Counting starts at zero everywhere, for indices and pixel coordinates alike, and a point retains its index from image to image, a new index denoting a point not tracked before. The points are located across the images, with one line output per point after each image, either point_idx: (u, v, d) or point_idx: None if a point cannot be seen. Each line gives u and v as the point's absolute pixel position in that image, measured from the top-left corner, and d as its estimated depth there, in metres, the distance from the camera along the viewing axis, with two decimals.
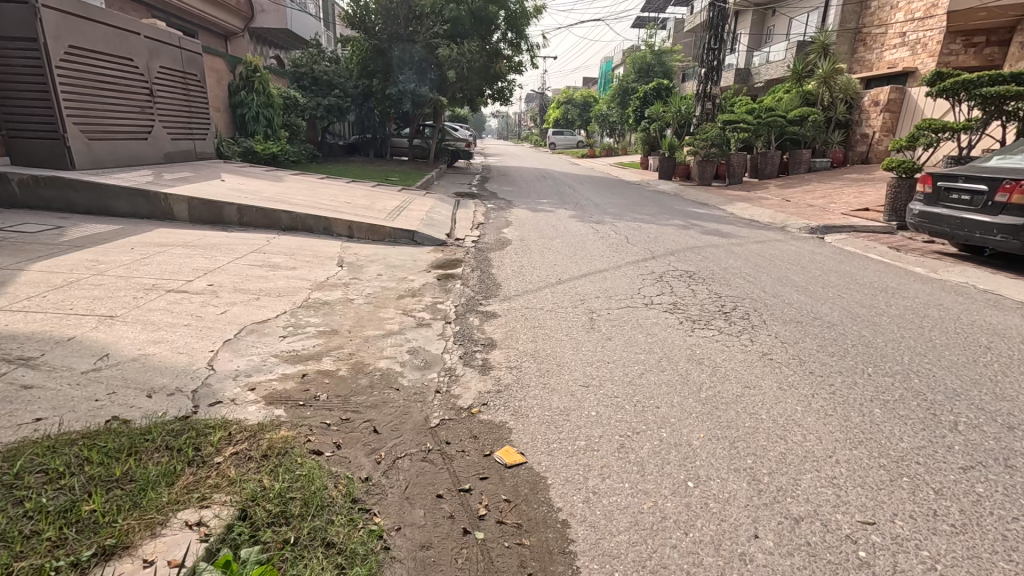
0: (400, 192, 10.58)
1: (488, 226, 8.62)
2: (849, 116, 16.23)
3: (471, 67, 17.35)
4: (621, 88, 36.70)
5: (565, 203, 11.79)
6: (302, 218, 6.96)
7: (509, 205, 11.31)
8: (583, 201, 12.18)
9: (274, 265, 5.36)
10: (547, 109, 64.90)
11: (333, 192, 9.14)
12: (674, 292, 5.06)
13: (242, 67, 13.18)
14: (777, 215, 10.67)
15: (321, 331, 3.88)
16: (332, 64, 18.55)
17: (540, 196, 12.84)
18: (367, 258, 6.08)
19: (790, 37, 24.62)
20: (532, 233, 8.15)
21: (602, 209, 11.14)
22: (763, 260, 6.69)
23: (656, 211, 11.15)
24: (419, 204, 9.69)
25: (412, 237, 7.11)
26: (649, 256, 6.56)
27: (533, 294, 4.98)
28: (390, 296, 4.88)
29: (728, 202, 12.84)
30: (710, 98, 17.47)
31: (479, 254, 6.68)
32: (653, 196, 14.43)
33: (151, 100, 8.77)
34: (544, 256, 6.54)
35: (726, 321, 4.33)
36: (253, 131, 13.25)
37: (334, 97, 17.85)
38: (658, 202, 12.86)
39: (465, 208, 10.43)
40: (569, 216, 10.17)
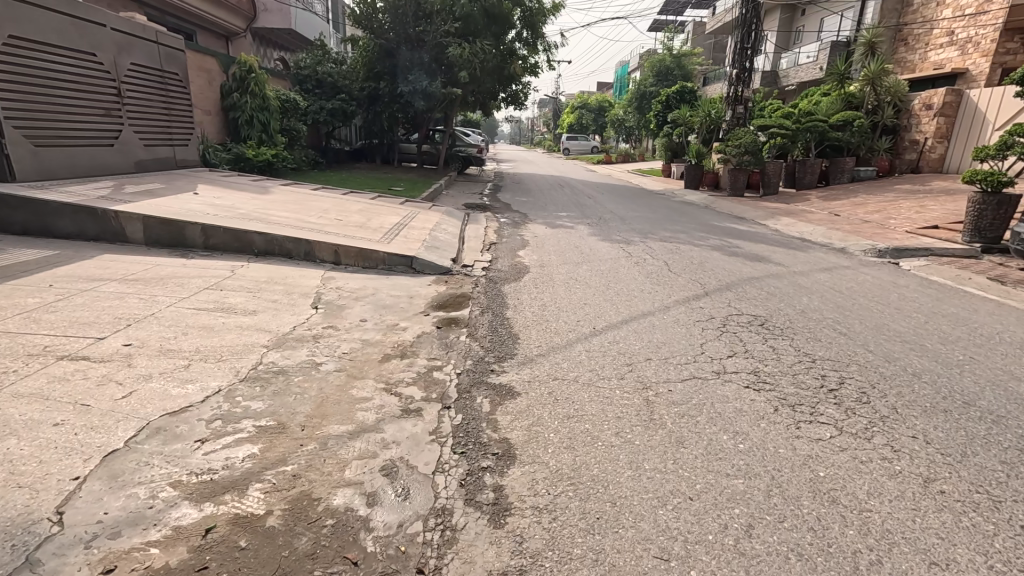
0: (403, 205, 9.44)
1: (500, 248, 7.42)
2: (896, 121, 14.83)
3: (483, 68, 16.21)
4: (638, 92, 35.43)
5: (587, 217, 10.56)
6: (279, 241, 5.80)
7: (525, 220, 10.11)
8: (607, 213, 10.97)
9: (229, 308, 4.19)
10: (559, 113, 63.77)
11: (324, 206, 7.99)
12: (751, 355, 3.77)
13: (235, 67, 12.13)
14: (832, 233, 9.34)
15: (260, 429, 2.67)
16: (337, 65, 17.54)
17: (559, 208, 11.63)
18: (352, 295, 4.91)
19: (821, 38, 23.21)
20: (553, 257, 6.94)
21: (629, 223, 9.91)
22: (842, 296, 5.40)
23: (691, 227, 9.88)
24: (423, 219, 8.52)
25: (411, 264, 5.93)
26: (701, 291, 5.31)
27: (561, 355, 3.74)
28: (372, 355, 3.67)
29: (768, 216, 11.53)
30: (742, 101, 16.14)
31: (491, 287, 5.49)
32: (682, 207, 13.16)
33: (120, 101, 7.70)
34: (570, 291, 5.33)
35: (840, 408, 3.06)
36: (247, 136, 12.20)
37: (339, 101, 16.85)
38: (689, 215, 11.59)
39: (475, 224, 9.26)
40: (593, 233, 8.95)
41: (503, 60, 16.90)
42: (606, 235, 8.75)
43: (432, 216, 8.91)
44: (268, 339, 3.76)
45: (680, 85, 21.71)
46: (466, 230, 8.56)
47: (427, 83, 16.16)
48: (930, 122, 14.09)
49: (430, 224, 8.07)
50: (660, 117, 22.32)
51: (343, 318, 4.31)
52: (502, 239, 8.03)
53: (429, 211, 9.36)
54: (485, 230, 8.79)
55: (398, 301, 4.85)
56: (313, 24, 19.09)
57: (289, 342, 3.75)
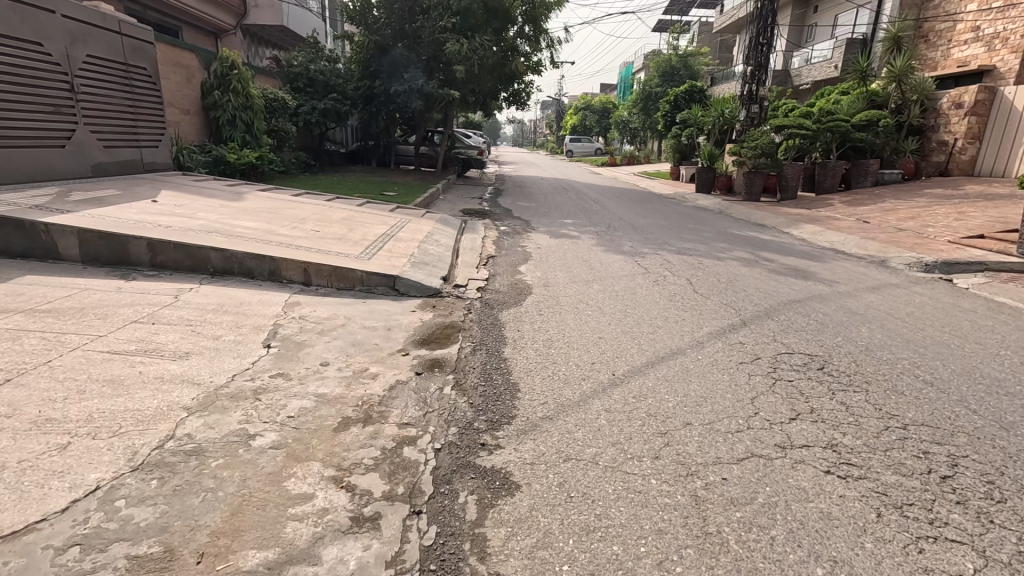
0: (393, 212, 8.59)
1: (499, 262, 6.57)
2: (922, 120, 13.95)
3: (483, 65, 15.36)
4: (644, 92, 34.61)
5: (595, 224, 9.69)
6: (238, 258, 4.95)
7: (527, 228, 9.25)
8: (616, 220, 10.12)
9: (154, 350, 3.34)
10: (562, 116, 63.00)
11: (303, 214, 7.15)
12: (823, 420, 2.88)
13: (217, 64, 11.31)
14: (866, 243, 8.46)
15: (135, 562, 1.81)
16: (331, 63, 16.74)
17: (564, 214, 10.77)
18: (317, 327, 4.05)
19: (836, 35, 22.35)
20: (559, 273, 6.08)
21: (641, 231, 9.07)
22: (906, 325, 4.52)
23: (710, 236, 9.01)
24: (414, 227, 7.67)
25: (393, 285, 5.07)
26: (737, 322, 4.43)
27: (573, 419, 2.86)
28: (326, 420, 2.80)
29: (790, 222, 10.66)
30: (758, 100, 15.25)
31: (486, 314, 4.62)
32: (695, 213, 12.28)
33: (73, 98, 6.88)
34: (580, 320, 4.45)
35: (967, 512, 2.18)
36: (229, 137, 11.38)
37: (332, 100, 16.05)
38: (704, 221, 10.73)
39: (472, 233, 8.41)
40: (603, 243, 8.09)
41: (504, 57, 16.06)
42: (616, 245, 7.89)
43: (425, 224, 8.06)
44: (192, 397, 2.89)
45: (690, 83, 20.79)
46: (461, 241, 7.70)
47: (424, 82, 15.34)
48: (960, 121, 13.19)
49: (421, 234, 7.22)
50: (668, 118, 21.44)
51: (300, 361, 3.45)
52: (502, 251, 7.20)
53: (421, 219, 8.52)
54: (482, 240, 7.91)
55: (373, 335, 3.99)
56: (306, 21, 18.31)
57: (221, 400, 2.88)
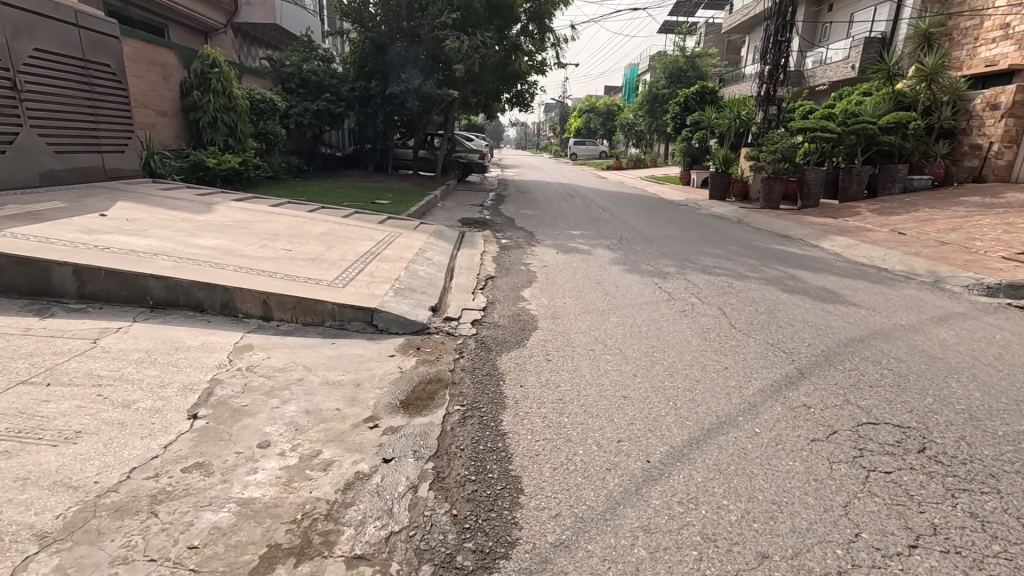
0: (383, 224, 7.76)
1: (498, 285, 5.73)
2: (954, 122, 13.04)
3: (485, 64, 14.54)
4: (651, 94, 33.78)
5: (605, 236, 8.84)
6: (184, 288, 4.11)
7: (530, 241, 8.41)
8: (628, 231, 9.27)
9: (31, 431, 2.48)
10: (566, 118, 62.25)
11: (276, 229, 6.32)
12: (958, 552, 2.01)
13: (197, 62, 10.51)
14: (910, 259, 7.58)
15: None
16: (325, 64, 15.97)
17: (572, 225, 9.92)
18: (265, 383, 3.21)
19: (852, 34, 21.47)
20: (570, 299, 5.23)
21: (657, 244, 8.21)
22: (1004, 376, 3.64)
23: (733, 249, 8.14)
24: (404, 242, 6.84)
25: (370, 321, 4.23)
26: (794, 374, 3.56)
27: (601, 551, 2.00)
28: (241, 553, 1.94)
29: (817, 233, 9.80)
30: (776, 101, 14.38)
31: (480, 360, 3.76)
32: (712, 221, 11.42)
33: (15, 96, 6.07)
34: (597, 370, 3.59)
35: None
36: (210, 140, 10.58)
37: (325, 102, 15.27)
38: (723, 232, 9.87)
39: (469, 248, 7.58)
40: (615, 259, 7.23)
41: (506, 56, 15.25)
42: (631, 262, 7.03)
43: (417, 238, 7.22)
44: (56, 514, 2.03)
45: (700, 84, 19.88)
46: (457, 258, 6.86)
47: (422, 82, 14.54)
48: (996, 124, 12.26)
49: (411, 250, 6.40)
50: (677, 120, 20.57)
51: (228, 442, 2.59)
52: (502, 271, 6.35)
53: (413, 231, 7.70)
54: (480, 256, 7.07)
55: (335, 395, 3.14)
56: (300, 19, 17.52)
57: (97, 518, 2.02)
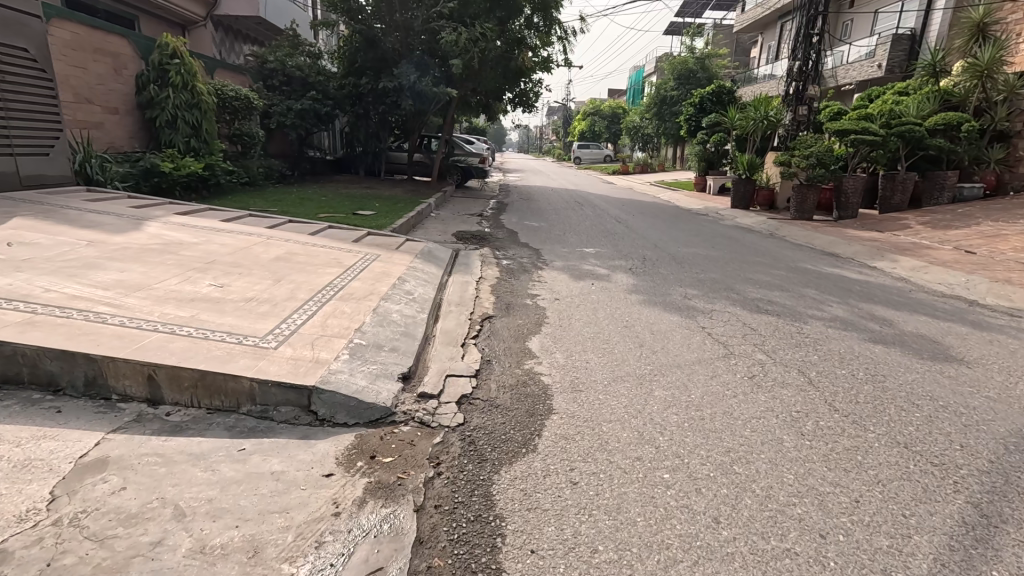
0: (360, 243, 6.42)
1: (497, 331, 4.38)
2: (1010, 124, 11.68)
3: (485, 60, 13.22)
4: (659, 96, 32.51)
5: (624, 256, 7.50)
6: (29, 359, 2.76)
7: (536, 262, 7.05)
8: (651, 249, 7.94)
9: None
10: (569, 122, 61.02)
11: (216, 253, 5.00)
12: None
13: (155, 53, 9.19)
14: (1001, 287, 6.24)
15: None
16: (311, 59, 14.69)
17: (585, 241, 8.57)
18: (89, 559, 1.85)
19: (878, 31, 20.19)
20: (596, 356, 3.89)
21: (689, 266, 6.87)
22: None
23: (781, 272, 6.80)
24: (381, 267, 5.50)
25: (307, 407, 2.87)
26: (986, 520, 2.19)
27: None
28: None
29: (870, 251, 8.44)
30: (806, 101, 12.99)
31: (467, 485, 2.41)
32: (742, 235, 10.08)
33: None
34: (656, 514, 2.22)
35: None
36: (170, 142, 9.26)
37: (310, 101, 13.98)
38: (759, 249, 8.53)
39: (462, 272, 6.24)
40: (641, 287, 5.87)
41: (509, 51, 13.95)
42: (662, 291, 5.68)
43: (397, 261, 5.88)
44: None
45: (717, 83, 18.49)
46: (447, 289, 5.53)
47: (416, 79, 13.24)
48: None
49: (387, 279, 5.06)
50: (692, 123, 19.19)
51: None
52: (502, 308, 5.01)
53: (395, 251, 6.35)
54: (475, 286, 5.72)
55: None
56: (285, 11, 16.21)
57: None
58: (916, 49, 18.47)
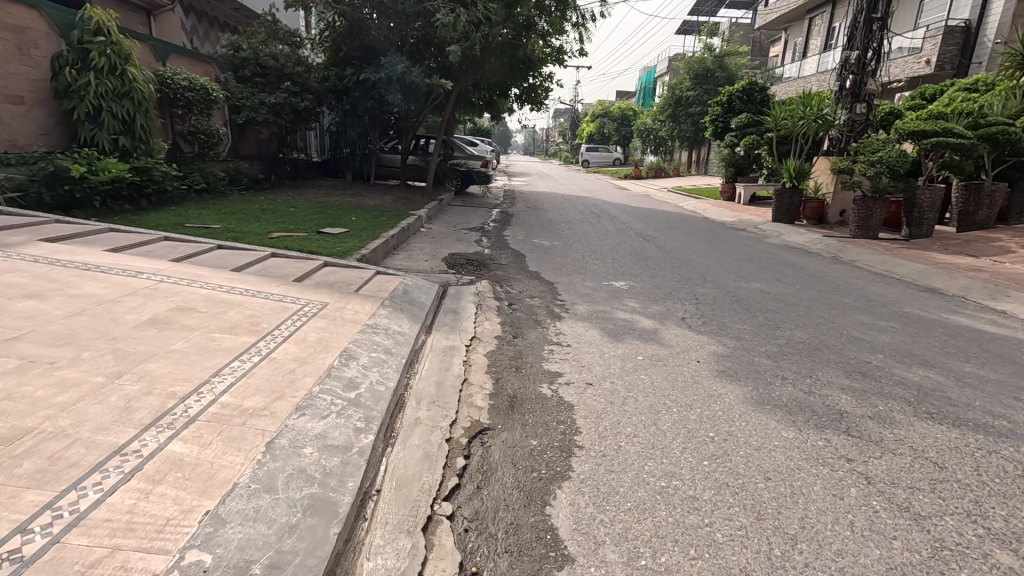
0: (306, 283, 4.54)
1: (495, 476, 2.46)
2: None
3: (487, 47, 11.31)
4: (674, 97, 30.67)
5: (670, 295, 5.60)
6: None
7: (550, 307, 5.14)
8: (702, 284, 6.05)
9: None
10: (577, 125, 58.95)
11: (46, 315, 3.12)
12: None
13: (75, 29, 7.33)
14: None
15: None
16: (290, 48, 12.88)
17: (612, 271, 6.66)
18: None
19: (924, 24, 18.31)
20: (695, 559, 1.98)
21: (765, 315, 4.97)
22: None
23: (896, 325, 4.87)
24: (317, 331, 3.58)
25: None
26: None
27: None
28: None
29: (984, 287, 6.51)
30: (864, 97, 11.05)
31: None
32: (803, 260, 8.15)
33: None
34: None
35: None
36: (92, 140, 7.41)
37: (285, 94, 12.15)
38: (837, 282, 6.65)
39: (446, 329, 4.32)
40: (713, 358, 3.96)
41: (516, 37, 11.92)
42: (747, 368, 3.76)
43: (350, 316, 3.97)
44: None
45: (749, 79, 16.39)
46: (420, 365, 3.62)
47: (408, 69, 11.41)
48: None
49: (318, 359, 3.16)
50: (718, 124, 17.12)
51: None
52: (504, 409, 3.11)
53: (352, 295, 4.48)
54: (464, 356, 3.80)
55: None
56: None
57: None
58: (971, 43, 16.53)
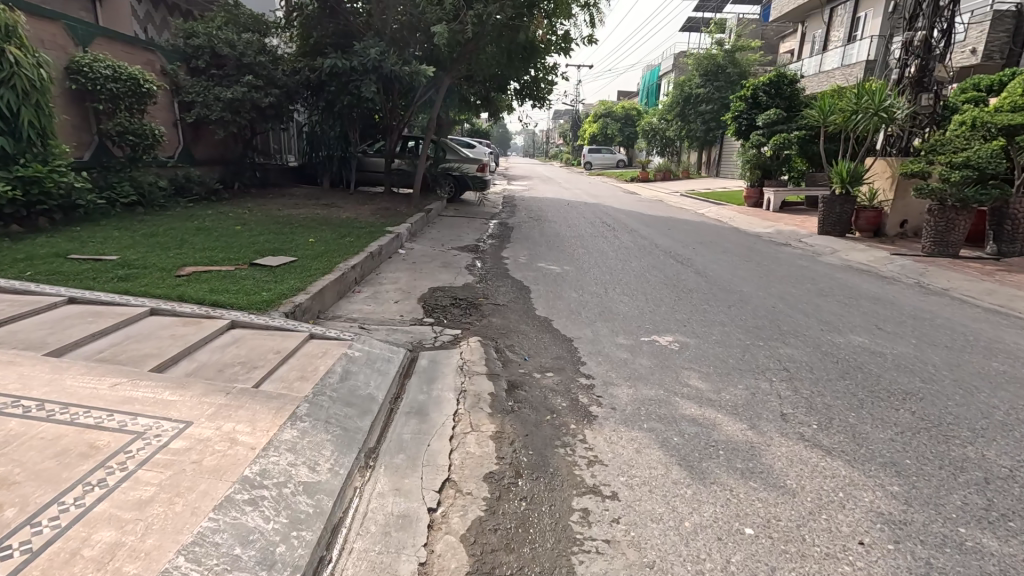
0: (172, 375, 2.76)
1: None
2: None
3: (482, 27, 9.46)
4: (683, 94, 28.94)
5: (746, 366, 3.81)
6: None
7: (571, 394, 3.34)
8: (783, 342, 4.27)
9: None
10: (578, 125, 57.16)
11: None
12: None
13: None
14: None
15: None
16: (254, 36, 11.09)
17: (651, 318, 4.87)
18: None
19: (968, 9, 16.53)
20: None
21: (908, 408, 3.19)
22: None
23: None
24: (118, 521, 1.77)
25: None
26: None
27: None
28: None
29: None
30: (932, 86, 9.35)
31: None
32: (885, 290, 6.36)
33: None
34: None
35: None
36: None
37: (245, 88, 10.35)
38: (959, 329, 4.84)
39: (400, 463, 2.50)
40: (885, 533, 2.15)
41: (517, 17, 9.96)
42: (968, 572, 1.95)
43: (215, 461, 2.15)
44: None
45: (777, 71, 14.59)
46: None
47: (388, 57, 9.63)
48: None
49: None
50: (742, 122, 15.30)
51: None
52: None
53: (241, 397, 2.65)
54: (422, 548, 1.98)
55: None
56: None
57: None
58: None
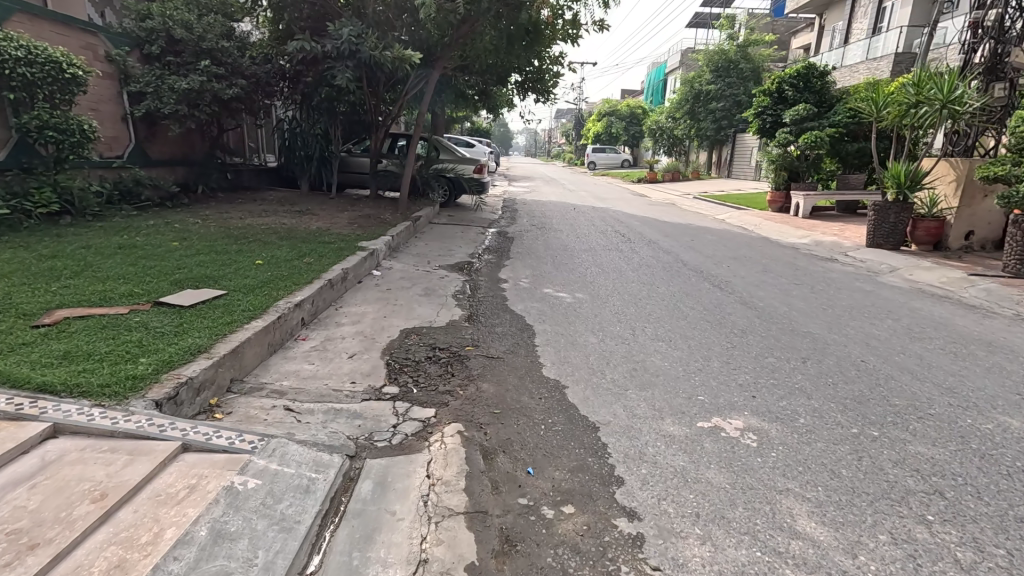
0: None
1: None
2: None
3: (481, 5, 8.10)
4: (692, 91, 27.47)
5: (876, 489, 2.43)
6: None
7: (608, 566, 1.96)
8: (908, 433, 2.91)
9: None
10: (581, 124, 55.81)
11: None
12: None
13: None
14: None
15: None
16: (218, 18, 9.69)
17: (703, 384, 3.49)
18: None
19: None
20: None
21: None
22: None
23: None
24: None
25: None
26: None
27: None
28: None
29: None
30: (1007, 74, 8.00)
31: None
32: (989, 328, 4.97)
33: None
34: None
35: None
36: None
37: (204, 77, 8.97)
38: None
39: None
40: None
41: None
42: None
43: None
44: None
45: (806, 62, 13.19)
46: None
47: (369, 39, 8.24)
48: None
49: None
50: (766, 118, 13.89)
51: None
52: None
53: None
54: None
55: None
56: None
57: None
58: None
